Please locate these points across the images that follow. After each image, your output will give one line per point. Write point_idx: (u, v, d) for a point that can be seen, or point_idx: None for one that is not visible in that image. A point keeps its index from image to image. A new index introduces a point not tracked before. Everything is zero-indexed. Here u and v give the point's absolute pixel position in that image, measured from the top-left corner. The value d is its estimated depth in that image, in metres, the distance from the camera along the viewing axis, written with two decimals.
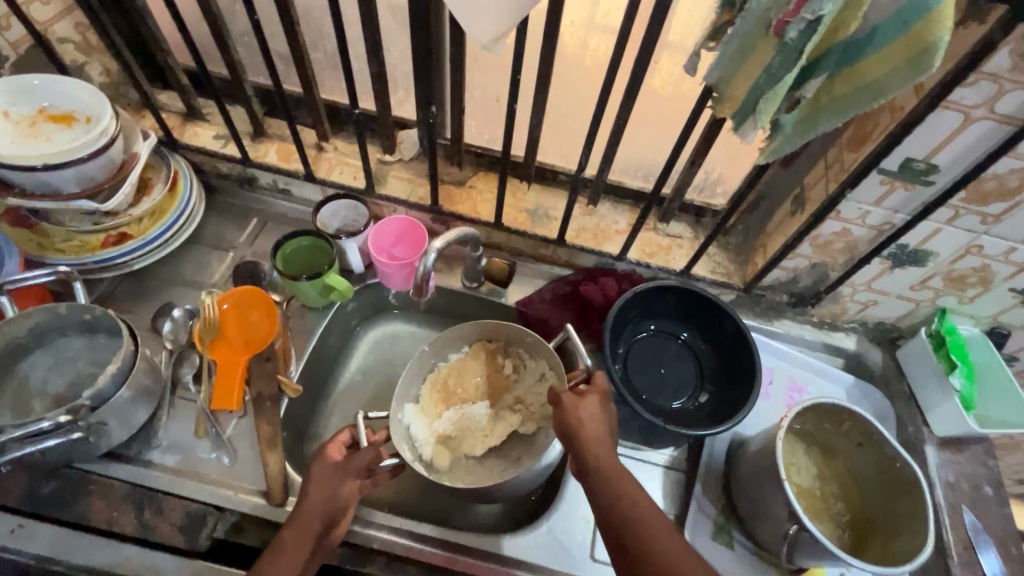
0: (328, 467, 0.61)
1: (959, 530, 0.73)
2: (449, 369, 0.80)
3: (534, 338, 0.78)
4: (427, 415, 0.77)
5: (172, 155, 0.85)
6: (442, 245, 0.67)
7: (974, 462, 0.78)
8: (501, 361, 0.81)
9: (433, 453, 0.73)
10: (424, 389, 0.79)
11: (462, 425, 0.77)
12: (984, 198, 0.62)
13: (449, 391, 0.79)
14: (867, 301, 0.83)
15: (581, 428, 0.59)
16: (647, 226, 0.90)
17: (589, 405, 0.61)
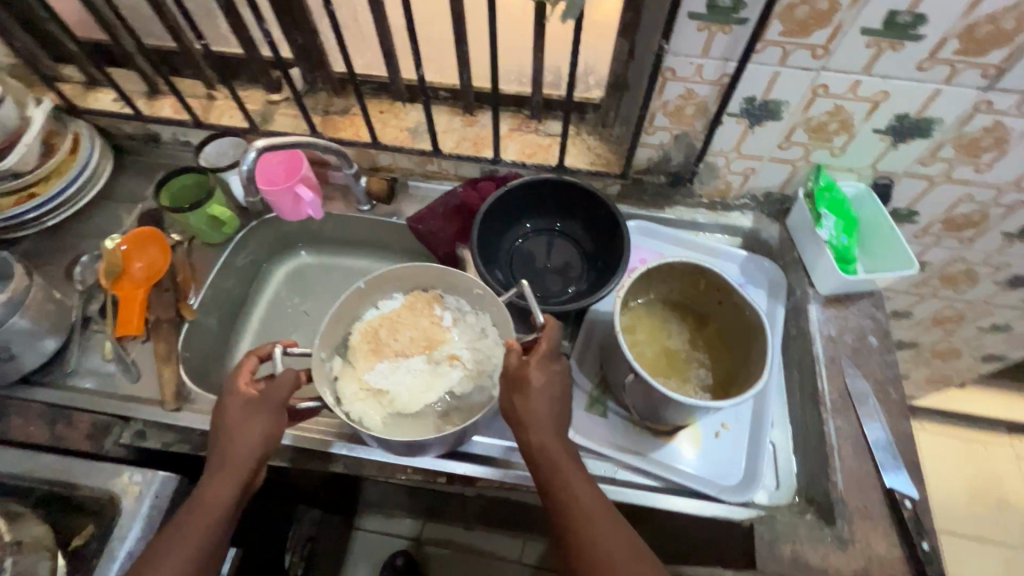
0: (244, 402, 0.63)
1: (837, 380, 0.71)
2: (382, 320, 0.75)
3: (481, 291, 0.73)
4: (355, 369, 0.72)
5: (72, 119, 0.92)
6: (265, 146, 0.70)
7: (862, 316, 0.76)
8: (439, 308, 0.77)
9: (362, 409, 0.68)
10: (353, 336, 0.74)
11: (393, 379, 0.71)
12: (803, 26, 0.60)
13: (375, 342, 0.74)
14: (746, 170, 0.81)
15: (525, 407, 0.58)
16: (526, 129, 0.90)
17: (535, 380, 0.59)
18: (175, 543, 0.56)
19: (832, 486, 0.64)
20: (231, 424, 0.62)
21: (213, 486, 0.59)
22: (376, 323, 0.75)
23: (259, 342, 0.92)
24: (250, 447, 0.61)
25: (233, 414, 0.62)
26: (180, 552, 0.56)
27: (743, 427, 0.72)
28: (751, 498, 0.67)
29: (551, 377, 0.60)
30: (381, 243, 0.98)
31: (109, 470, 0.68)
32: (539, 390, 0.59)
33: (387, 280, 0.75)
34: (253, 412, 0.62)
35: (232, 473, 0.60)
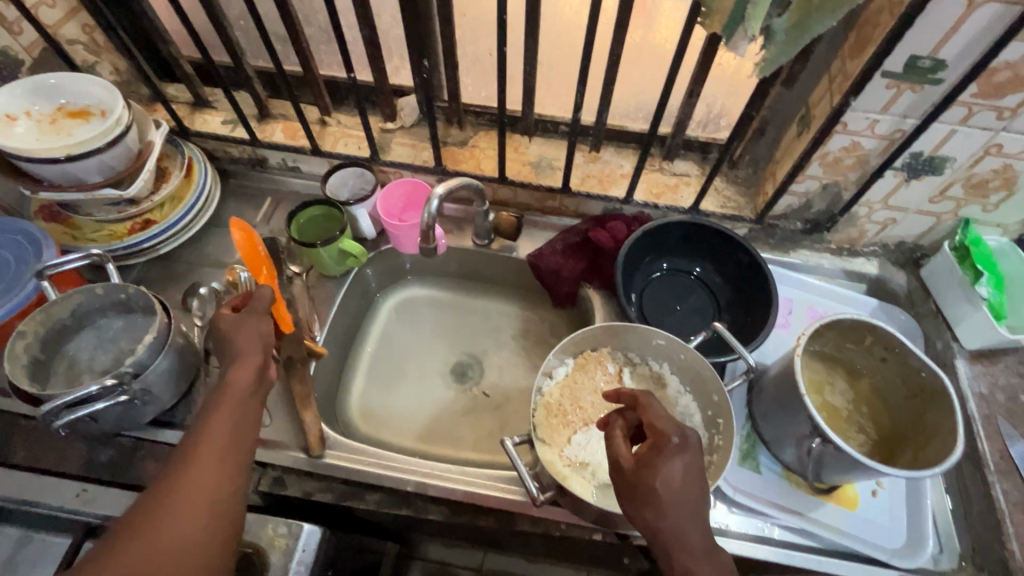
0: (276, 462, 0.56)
1: (995, 441, 0.70)
2: (561, 390, 0.72)
3: (664, 340, 0.70)
4: (551, 444, 0.68)
5: (185, 143, 0.89)
6: (444, 191, 0.68)
7: (1010, 372, 0.75)
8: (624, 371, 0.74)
9: (578, 487, 0.65)
10: (543, 407, 0.71)
11: (591, 449, 0.69)
12: (998, 90, 0.60)
13: (562, 411, 0.71)
14: (885, 220, 0.81)
15: (647, 489, 0.52)
16: (653, 168, 0.89)
17: (660, 465, 0.52)
18: (182, 517, 0.48)
19: (1009, 554, 0.63)
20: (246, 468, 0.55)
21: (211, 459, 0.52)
22: (562, 391, 0.72)
23: (372, 377, 0.90)
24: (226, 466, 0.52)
25: (225, 423, 0.54)
26: (182, 532, 0.48)
27: (900, 485, 0.71)
28: (921, 563, 0.66)
29: (678, 455, 0.53)
30: (495, 278, 0.96)
31: (255, 521, 0.65)
32: (669, 472, 0.52)
33: (572, 343, 0.72)
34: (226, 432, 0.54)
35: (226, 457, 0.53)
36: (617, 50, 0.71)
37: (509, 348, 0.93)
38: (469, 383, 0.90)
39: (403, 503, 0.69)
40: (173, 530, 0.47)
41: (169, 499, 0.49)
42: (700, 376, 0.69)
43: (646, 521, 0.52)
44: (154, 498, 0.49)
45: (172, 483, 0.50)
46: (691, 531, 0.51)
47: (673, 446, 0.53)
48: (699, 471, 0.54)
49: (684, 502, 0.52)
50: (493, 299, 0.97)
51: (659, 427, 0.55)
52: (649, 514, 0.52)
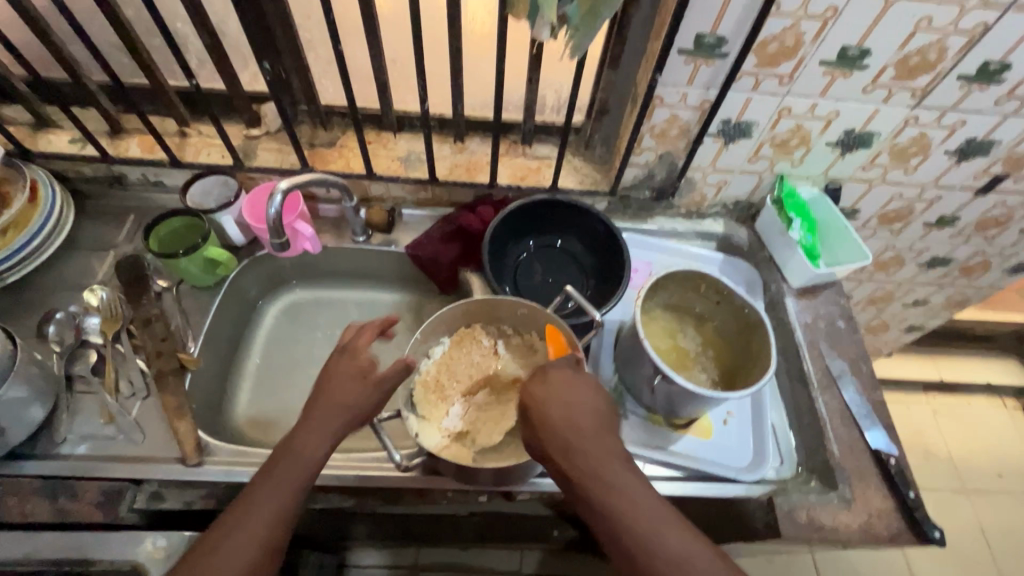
0: (348, 371, 0.63)
1: (818, 362, 0.81)
2: (438, 367, 0.76)
3: (525, 309, 0.75)
4: (430, 419, 0.72)
5: (26, 165, 0.84)
6: (289, 185, 0.69)
7: (828, 303, 0.87)
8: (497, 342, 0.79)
9: (452, 454, 0.69)
10: (422, 385, 0.74)
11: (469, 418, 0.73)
12: (773, 59, 0.70)
13: (439, 387, 0.74)
14: (719, 182, 0.91)
15: (554, 428, 0.58)
16: (516, 153, 0.94)
17: (548, 398, 0.60)
18: (317, 432, 0.59)
19: (829, 454, 0.73)
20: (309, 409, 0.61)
21: (351, 395, 0.61)
22: (440, 368, 0.76)
23: (260, 384, 0.89)
24: (369, 399, 0.62)
25: (342, 377, 0.62)
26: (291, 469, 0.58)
27: (747, 412, 0.80)
28: (764, 474, 0.75)
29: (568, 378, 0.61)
30: (380, 272, 0.98)
31: (130, 538, 0.63)
32: (545, 395, 0.60)
33: (444, 322, 0.76)
34: (368, 378, 0.62)
35: (367, 389, 0.62)
36: (455, 43, 0.76)
37: (399, 338, 0.96)
38: None
39: None
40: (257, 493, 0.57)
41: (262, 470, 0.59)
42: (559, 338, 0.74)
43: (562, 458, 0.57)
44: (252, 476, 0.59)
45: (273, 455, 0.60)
46: (587, 457, 0.56)
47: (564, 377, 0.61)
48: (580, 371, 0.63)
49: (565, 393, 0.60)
50: (381, 294, 0.99)
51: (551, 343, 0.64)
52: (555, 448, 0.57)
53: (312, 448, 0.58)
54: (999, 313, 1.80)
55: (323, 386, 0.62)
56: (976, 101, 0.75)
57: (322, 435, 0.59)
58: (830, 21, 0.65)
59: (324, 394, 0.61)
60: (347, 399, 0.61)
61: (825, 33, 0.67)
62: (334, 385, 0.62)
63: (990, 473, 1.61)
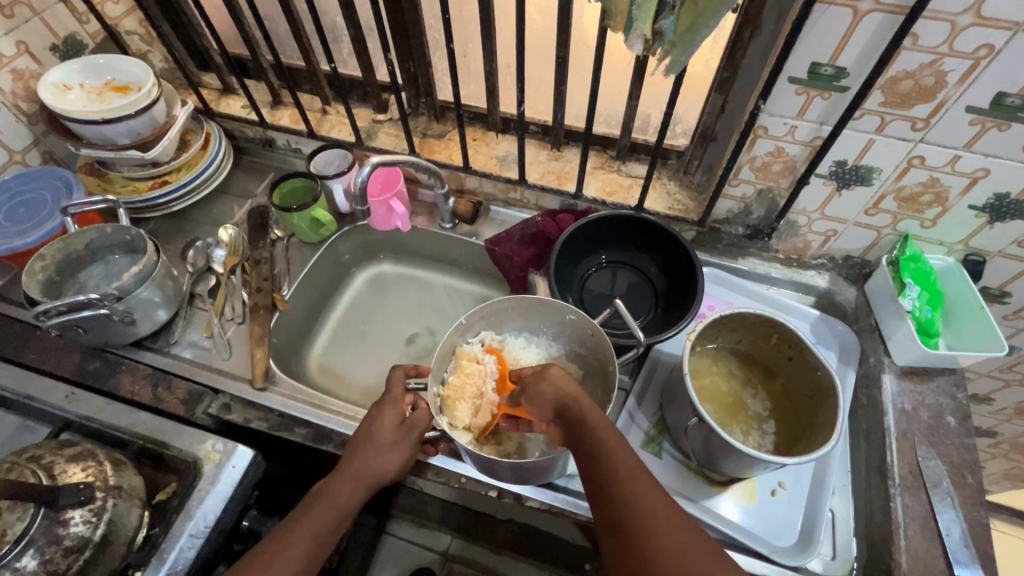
0: (386, 424, 0.67)
1: (907, 456, 0.69)
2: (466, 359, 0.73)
3: (576, 316, 0.73)
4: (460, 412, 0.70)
5: (207, 121, 1.04)
6: (378, 160, 0.80)
7: (939, 392, 0.73)
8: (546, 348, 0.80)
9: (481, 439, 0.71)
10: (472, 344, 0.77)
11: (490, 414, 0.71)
12: (904, 99, 0.62)
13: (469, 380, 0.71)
14: (827, 231, 0.81)
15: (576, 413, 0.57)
16: (610, 168, 0.94)
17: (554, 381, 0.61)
18: (318, 520, 0.62)
19: (895, 564, 0.62)
20: (347, 458, 0.66)
21: (352, 485, 0.64)
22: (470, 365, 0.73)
23: (336, 338, 0.99)
24: (377, 478, 0.65)
25: (377, 427, 0.67)
26: (327, 515, 0.63)
27: (802, 489, 0.71)
28: (807, 562, 0.65)
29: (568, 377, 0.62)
30: (460, 260, 1.03)
31: (196, 436, 0.73)
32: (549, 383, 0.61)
33: (502, 314, 0.77)
34: (401, 435, 0.67)
35: (366, 485, 0.65)
36: (561, 53, 0.78)
37: None
38: (420, 352, 0.98)
39: (326, 439, 0.76)
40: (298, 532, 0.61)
41: (302, 513, 0.63)
42: (606, 355, 0.72)
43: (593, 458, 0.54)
44: (288, 522, 0.63)
45: (311, 501, 0.64)
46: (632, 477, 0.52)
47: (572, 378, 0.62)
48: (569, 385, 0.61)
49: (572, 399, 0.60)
50: (457, 280, 1.05)
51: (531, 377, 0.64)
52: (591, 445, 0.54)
53: (344, 496, 0.64)
54: None
55: (357, 441, 0.67)
56: None
57: (335, 504, 0.63)
58: (983, 62, 0.56)
59: (351, 459, 0.66)
60: (329, 502, 0.63)
61: (975, 74, 0.57)
62: (376, 437, 0.66)
63: None
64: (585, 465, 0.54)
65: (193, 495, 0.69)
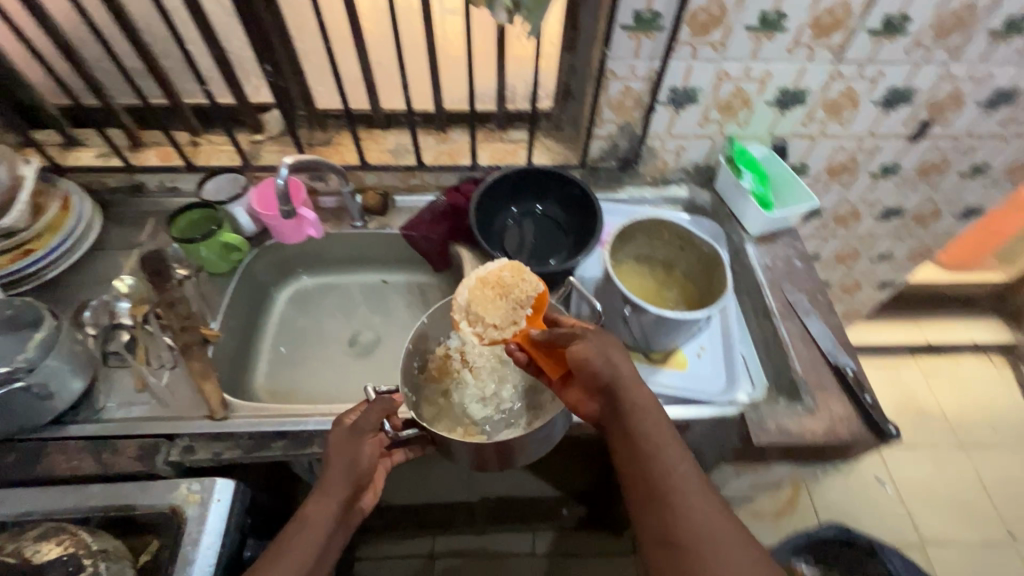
0: (342, 434, 0.70)
1: (779, 296, 0.89)
2: (511, 270, 0.76)
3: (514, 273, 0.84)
4: (481, 309, 0.73)
5: (58, 179, 0.94)
6: (293, 159, 0.82)
7: (784, 246, 0.96)
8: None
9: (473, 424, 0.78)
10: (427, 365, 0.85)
11: (496, 326, 0.73)
12: (704, 28, 0.81)
13: (515, 287, 0.74)
14: (677, 148, 1.01)
15: (630, 402, 0.63)
16: (493, 139, 1.05)
17: (622, 361, 0.65)
18: (299, 545, 0.63)
19: (793, 371, 0.81)
20: (322, 478, 0.68)
21: (323, 501, 0.66)
22: (521, 277, 0.75)
23: (276, 360, 0.98)
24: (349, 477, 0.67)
25: (336, 439, 0.70)
26: (308, 541, 0.63)
27: (718, 345, 0.88)
28: (737, 395, 0.82)
29: (608, 347, 0.66)
30: (378, 255, 1.07)
31: (168, 484, 0.70)
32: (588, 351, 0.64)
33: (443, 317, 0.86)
34: (357, 439, 0.69)
35: (337, 497, 0.66)
36: (429, 39, 0.87)
37: (400, 313, 1.05)
38: (366, 349, 1.00)
39: (309, 442, 0.76)
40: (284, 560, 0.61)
41: (279, 544, 0.64)
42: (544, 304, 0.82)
43: (631, 441, 0.61)
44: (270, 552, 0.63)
45: (294, 527, 0.65)
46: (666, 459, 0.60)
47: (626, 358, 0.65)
48: (622, 362, 0.65)
49: (627, 376, 0.64)
50: (381, 275, 1.09)
51: (575, 334, 0.67)
52: (643, 438, 0.61)
53: (314, 518, 0.64)
54: (973, 271, 1.93)
55: (326, 461, 0.69)
56: (890, 51, 0.85)
57: (313, 526, 0.64)
58: None
59: (321, 479, 0.68)
60: (313, 520, 0.63)
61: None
62: (336, 449, 0.69)
63: (984, 426, 1.80)
64: (629, 452, 0.61)
65: (185, 539, 0.66)
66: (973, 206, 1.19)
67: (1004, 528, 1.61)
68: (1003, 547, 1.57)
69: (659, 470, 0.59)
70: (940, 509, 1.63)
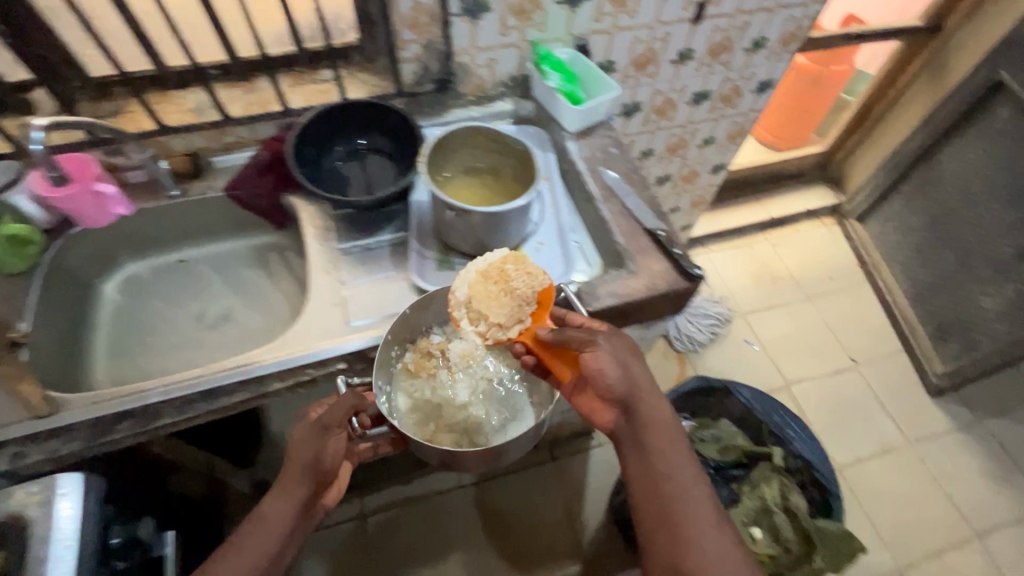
0: (305, 431, 0.74)
1: (600, 182, 0.97)
2: (511, 260, 0.78)
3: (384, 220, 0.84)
4: (486, 303, 0.76)
5: None
6: (45, 120, 0.73)
7: (601, 137, 1.03)
8: (344, 249, 0.91)
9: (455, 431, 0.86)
10: (407, 354, 0.88)
11: (495, 325, 0.77)
12: None
13: (517, 288, 0.76)
14: (488, 62, 1.03)
15: (643, 413, 0.72)
16: (304, 81, 1.02)
17: (636, 367, 0.73)
18: (259, 533, 0.69)
19: (616, 243, 0.89)
20: (285, 472, 0.73)
21: (288, 495, 0.71)
22: (516, 276, 0.77)
23: (115, 353, 0.92)
24: (306, 469, 0.72)
25: (300, 435, 0.74)
26: (268, 531, 0.69)
27: (554, 239, 0.94)
28: (571, 277, 0.90)
29: (627, 349, 0.74)
30: (208, 224, 1.02)
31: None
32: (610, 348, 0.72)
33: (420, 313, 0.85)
34: (321, 437, 0.73)
35: (294, 487, 0.72)
36: None
37: (247, 279, 1.02)
38: (216, 322, 0.96)
39: (157, 415, 0.75)
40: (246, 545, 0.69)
41: (242, 532, 0.70)
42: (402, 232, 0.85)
43: (643, 446, 0.72)
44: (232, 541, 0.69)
45: (257, 517, 0.71)
46: (688, 489, 0.69)
47: (648, 376, 0.74)
48: (642, 375, 0.74)
49: (651, 394, 0.73)
50: (220, 245, 1.05)
51: (592, 361, 0.72)
52: (653, 445, 0.71)
53: (276, 512, 0.70)
54: (791, 149, 2.24)
55: (290, 455, 0.74)
56: None
57: (271, 519, 0.70)
58: None
59: (285, 472, 0.73)
60: (272, 515, 0.70)
61: None
62: (298, 444, 0.74)
63: (825, 277, 2.08)
64: (636, 450, 0.72)
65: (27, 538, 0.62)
66: (765, 79, 1.34)
67: (848, 356, 1.90)
68: (847, 370, 1.86)
69: (661, 510, 0.69)
70: (797, 353, 1.89)
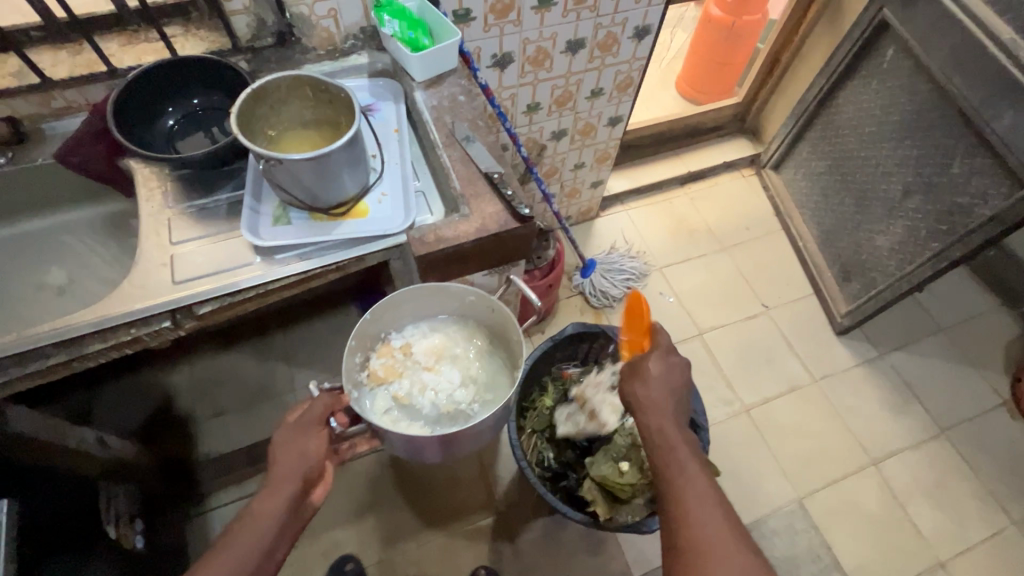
0: (287, 431, 0.81)
1: (443, 129, 0.97)
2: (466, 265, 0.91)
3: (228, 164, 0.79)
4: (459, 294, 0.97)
5: None
6: None
7: (449, 86, 1.02)
8: (179, 209, 0.89)
9: (433, 417, 0.90)
10: (371, 359, 0.95)
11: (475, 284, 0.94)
12: None
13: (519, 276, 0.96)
14: (330, 12, 0.99)
15: (655, 423, 0.81)
16: (137, 41, 0.99)
17: (655, 388, 0.83)
18: (251, 533, 0.72)
19: (453, 189, 0.90)
20: (269, 474, 0.77)
21: (276, 491, 0.76)
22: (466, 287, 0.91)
23: None
24: (295, 469, 0.78)
25: (286, 445, 0.79)
26: (260, 532, 0.73)
27: (398, 188, 0.92)
28: (413, 224, 0.88)
29: (668, 376, 0.85)
30: (48, 193, 1.02)
31: None
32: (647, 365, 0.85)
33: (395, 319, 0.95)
34: (302, 434, 0.81)
35: (284, 486, 0.76)
36: None
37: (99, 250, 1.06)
38: (66, 291, 1.01)
39: None
40: (240, 546, 0.72)
41: (230, 535, 0.73)
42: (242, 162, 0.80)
43: (658, 446, 0.79)
44: (220, 542, 0.73)
45: (246, 518, 0.74)
46: (674, 485, 0.75)
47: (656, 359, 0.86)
48: (668, 375, 0.85)
49: (652, 367, 0.85)
50: (70, 215, 1.07)
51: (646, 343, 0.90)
52: (666, 453, 0.77)
53: (265, 508, 0.74)
54: (711, 103, 2.22)
55: (274, 457, 0.79)
56: None
57: (261, 521, 0.73)
58: None
59: (270, 473, 0.78)
60: (259, 514, 0.73)
61: None
62: (284, 447, 0.79)
63: (743, 228, 2.11)
64: (657, 449, 0.79)
65: None
66: (640, 25, 1.33)
67: (761, 303, 1.95)
68: (759, 317, 1.91)
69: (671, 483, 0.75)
70: (710, 302, 1.93)
